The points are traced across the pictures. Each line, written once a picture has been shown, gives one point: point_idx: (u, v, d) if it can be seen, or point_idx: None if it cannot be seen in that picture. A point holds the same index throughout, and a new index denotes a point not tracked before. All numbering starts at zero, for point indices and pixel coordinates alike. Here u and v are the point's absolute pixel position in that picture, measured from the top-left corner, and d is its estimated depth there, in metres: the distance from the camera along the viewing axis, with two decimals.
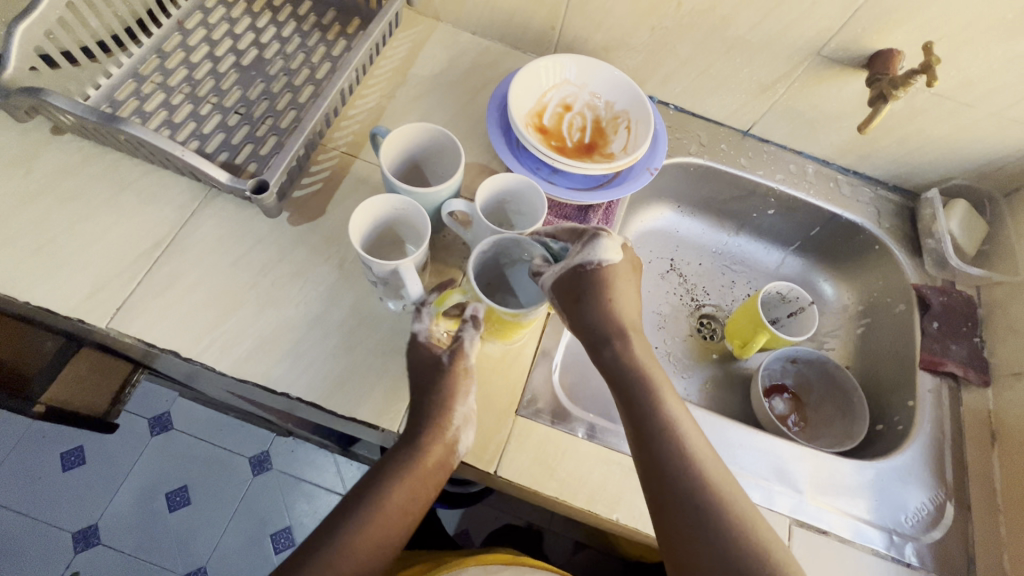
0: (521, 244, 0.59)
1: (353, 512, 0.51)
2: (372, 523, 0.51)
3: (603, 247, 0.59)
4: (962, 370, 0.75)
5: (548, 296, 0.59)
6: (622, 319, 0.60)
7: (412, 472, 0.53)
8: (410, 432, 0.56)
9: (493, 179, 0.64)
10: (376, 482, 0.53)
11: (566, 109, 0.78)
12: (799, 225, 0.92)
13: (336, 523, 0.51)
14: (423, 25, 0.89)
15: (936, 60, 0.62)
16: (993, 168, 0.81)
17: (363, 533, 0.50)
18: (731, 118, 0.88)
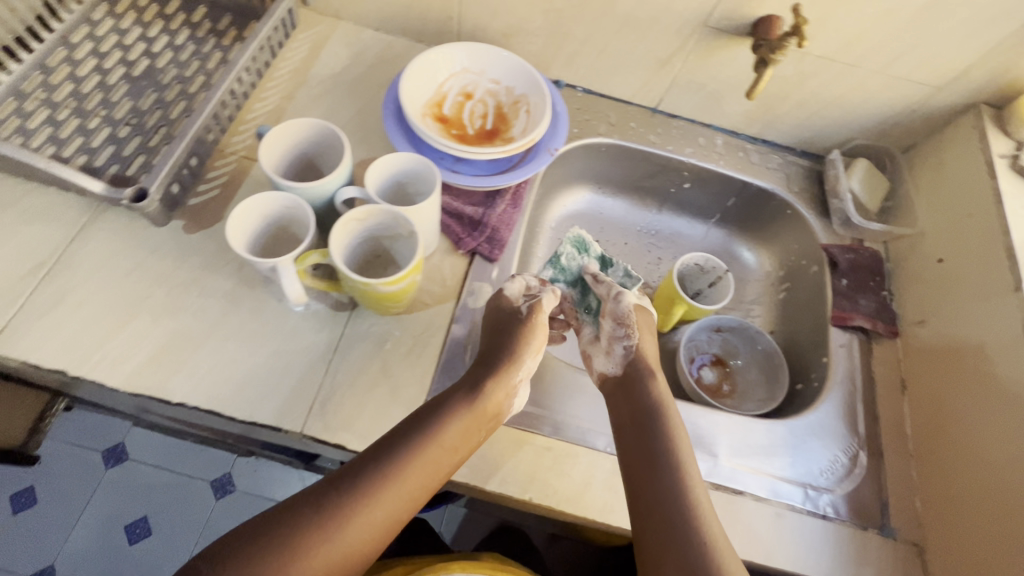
0: (398, 219, 0.59)
1: (404, 438, 0.53)
2: (423, 451, 0.53)
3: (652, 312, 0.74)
4: (870, 323, 0.77)
5: (623, 312, 0.67)
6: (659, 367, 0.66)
7: (470, 411, 0.56)
8: (469, 379, 0.60)
9: (383, 163, 0.63)
10: (433, 415, 0.55)
11: (467, 97, 0.78)
12: (715, 196, 0.93)
13: (384, 446, 0.53)
14: (324, 24, 0.89)
15: (805, 21, 0.65)
16: (888, 125, 0.83)
17: (416, 459, 0.52)
18: (638, 95, 0.89)
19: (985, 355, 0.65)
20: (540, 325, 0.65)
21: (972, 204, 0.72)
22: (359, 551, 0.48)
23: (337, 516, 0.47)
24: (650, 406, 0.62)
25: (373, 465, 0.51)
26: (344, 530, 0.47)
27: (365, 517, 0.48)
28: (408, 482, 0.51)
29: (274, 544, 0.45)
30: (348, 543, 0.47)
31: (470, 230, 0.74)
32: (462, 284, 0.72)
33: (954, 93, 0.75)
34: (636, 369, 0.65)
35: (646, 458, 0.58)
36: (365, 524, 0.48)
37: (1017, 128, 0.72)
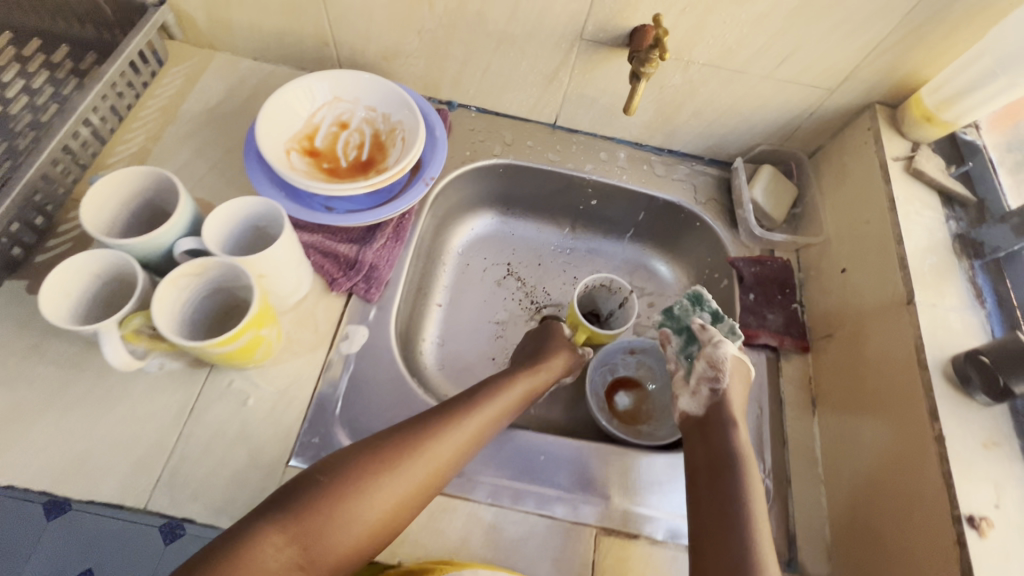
0: (241, 274, 0.55)
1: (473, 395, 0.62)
2: (486, 408, 0.61)
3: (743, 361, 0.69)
4: (778, 340, 0.73)
5: (715, 352, 0.65)
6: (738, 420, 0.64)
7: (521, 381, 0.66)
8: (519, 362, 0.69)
9: (227, 208, 0.59)
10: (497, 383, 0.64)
11: (342, 127, 0.74)
12: (625, 211, 0.89)
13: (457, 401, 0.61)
14: (198, 56, 0.84)
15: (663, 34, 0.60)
16: (790, 130, 0.80)
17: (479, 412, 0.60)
18: (533, 112, 0.85)
19: (899, 369, 0.59)
20: (559, 354, 0.72)
21: (869, 210, 0.69)
22: (432, 479, 0.55)
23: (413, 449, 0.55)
24: (726, 449, 0.60)
25: (445, 416, 0.58)
26: (422, 460, 0.55)
27: (438, 451, 0.56)
28: (473, 429, 0.58)
29: (361, 468, 0.53)
30: (423, 468, 0.55)
31: (346, 269, 0.70)
32: (338, 327, 0.68)
33: (847, 94, 0.72)
34: (722, 416, 0.63)
35: (719, 488, 0.57)
36: (436, 457, 0.55)
37: (910, 129, 0.69)
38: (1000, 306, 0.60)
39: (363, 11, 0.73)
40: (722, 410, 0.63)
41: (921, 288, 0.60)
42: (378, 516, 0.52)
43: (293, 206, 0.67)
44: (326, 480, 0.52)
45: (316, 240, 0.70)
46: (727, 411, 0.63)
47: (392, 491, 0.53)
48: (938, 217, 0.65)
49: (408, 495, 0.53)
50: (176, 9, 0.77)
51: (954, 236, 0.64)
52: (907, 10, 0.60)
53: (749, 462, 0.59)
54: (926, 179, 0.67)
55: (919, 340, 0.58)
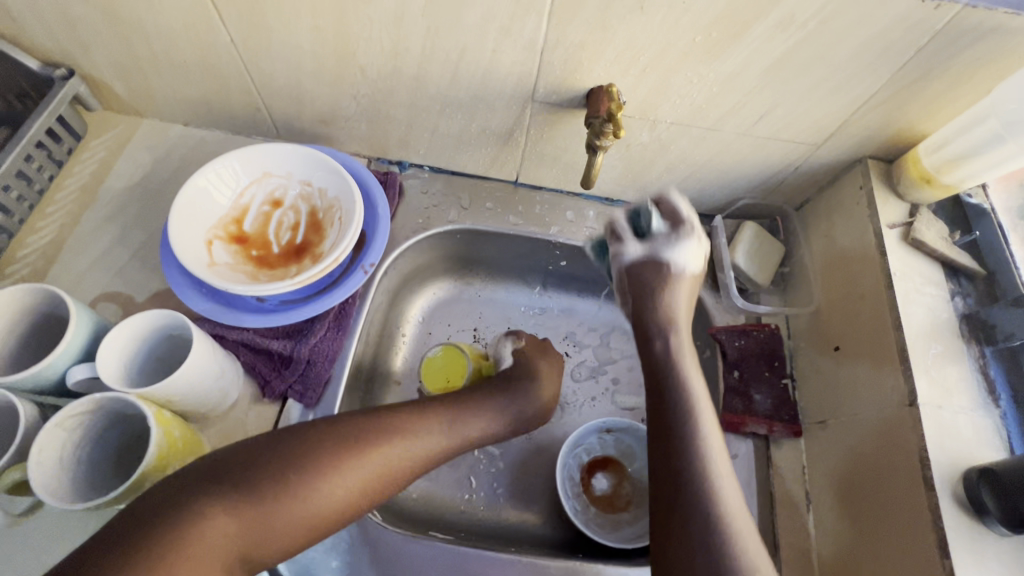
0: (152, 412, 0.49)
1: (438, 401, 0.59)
2: (468, 417, 0.60)
3: (685, 254, 0.62)
4: (767, 427, 0.65)
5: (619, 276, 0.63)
6: (669, 317, 0.59)
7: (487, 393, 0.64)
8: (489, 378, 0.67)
9: (126, 325, 0.52)
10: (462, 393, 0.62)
11: (275, 205, 0.67)
12: (599, 271, 0.81)
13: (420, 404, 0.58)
14: (122, 124, 0.77)
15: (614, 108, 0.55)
16: (774, 184, 0.72)
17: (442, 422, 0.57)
18: (492, 170, 0.77)
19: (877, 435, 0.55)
20: (535, 374, 0.68)
21: (863, 282, 0.61)
22: (387, 480, 0.52)
23: (371, 449, 0.51)
24: (660, 360, 0.56)
25: (423, 418, 0.56)
26: (381, 461, 0.51)
27: (397, 454, 0.53)
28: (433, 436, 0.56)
29: (313, 459, 0.49)
30: (380, 467, 0.51)
31: (281, 368, 0.63)
32: None
33: (836, 149, 0.64)
34: (651, 323, 0.59)
35: (659, 407, 0.52)
36: (393, 460, 0.52)
37: (907, 190, 0.62)
38: (1014, 404, 0.53)
39: (291, 78, 0.65)
40: (651, 300, 0.60)
41: (924, 385, 0.53)
42: (327, 508, 0.48)
43: (216, 305, 0.61)
44: (304, 450, 0.49)
45: (246, 337, 0.62)
46: (659, 274, 0.61)
47: (344, 484, 0.49)
48: (942, 294, 0.58)
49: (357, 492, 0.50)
50: (88, 78, 0.70)
51: (960, 316, 0.57)
52: (899, 66, 0.52)
53: (685, 358, 0.56)
54: (926, 249, 0.59)
55: (922, 452, 0.50)
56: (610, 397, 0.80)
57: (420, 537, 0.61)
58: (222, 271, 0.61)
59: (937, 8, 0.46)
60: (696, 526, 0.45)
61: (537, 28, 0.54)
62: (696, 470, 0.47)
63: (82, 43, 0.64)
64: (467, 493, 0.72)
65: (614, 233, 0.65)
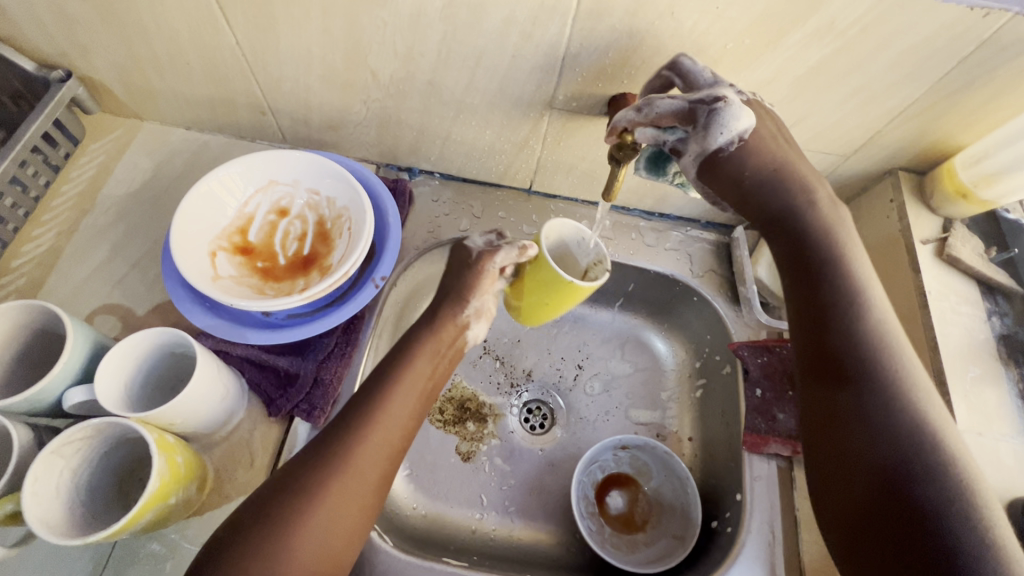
0: (155, 440, 0.47)
1: (375, 392, 0.51)
2: (432, 344, 0.55)
3: (733, 118, 0.48)
4: (790, 449, 0.63)
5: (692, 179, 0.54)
6: (807, 178, 0.51)
7: (430, 346, 0.55)
8: (432, 313, 0.57)
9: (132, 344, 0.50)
10: (396, 365, 0.53)
11: (281, 215, 0.64)
12: (614, 282, 0.78)
13: (359, 404, 0.50)
14: (121, 127, 0.74)
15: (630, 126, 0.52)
16: None
17: (390, 408, 0.50)
18: (505, 178, 0.75)
19: None
20: (490, 275, 0.57)
21: (895, 300, 0.59)
22: (364, 494, 0.47)
23: (324, 481, 0.45)
24: (814, 245, 0.50)
25: (395, 366, 0.53)
26: (347, 484, 0.46)
27: (359, 470, 0.47)
28: (390, 425, 0.50)
29: (302, 475, 0.45)
30: (352, 492, 0.46)
31: (286, 386, 0.60)
32: (277, 458, 0.58)
33: (866, 160, 0.62)
34: (777, 205, 0.51)
35: (839, 370, 0.47)
36: (361, 473, 0.47)
37: (940, 204, 0.60)
38: None
39: (298, 82, 0.63)
40: (756, 155, 0.50)
41: (963, 411, 0.50)
42: (317, 558, 0.43)
43: (220, 321, 0.58)
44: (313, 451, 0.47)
45: (252, 354, 0.60)
46: (761, 138, 0.50)
47: (324, 526, 0.44)
48: (978, 313, 0.56)
49: (343, 528, 0.45)
50: (86, 81, 0.67)
51: (998, 337, 0.55)
52: (938, 77, 0.50)
53: (840, 237, 0.50)
54: (962, 266, 0.57)
55: None
56: (625, 413, 0.77)
57: (431, 562, 0.59)
58: (227, 284, 0.58)
59: (986, 16, 0.44)
60: (929, 494, 0.41)
61: (561, 32, 0.51)
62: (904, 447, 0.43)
63: (81, 45, 0.61)
64: (478, 512, 0.69)
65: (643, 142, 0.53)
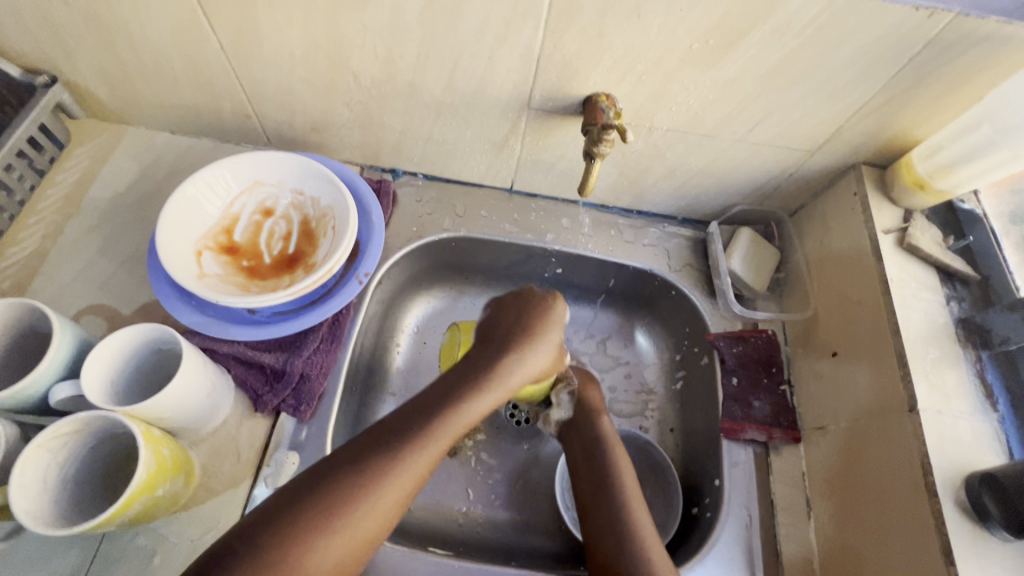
0: (143, 433, 0.48)
1: (409, 430, 0.50)
2: (487, 395, 0.55)
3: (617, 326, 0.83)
4: (765, 434, 0.65)
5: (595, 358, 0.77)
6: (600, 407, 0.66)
7: (488, 386, 0.55)
8: (484, 352, 0.58)
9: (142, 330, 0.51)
10: (445, 401, 0.52)
11: (265, 215, 0.65)
12: (595, 278, 0.80)
13: (389, 441, 0.49)
14: (107, 132, 0.75)
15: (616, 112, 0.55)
16: (769, 190, 0.72)
17: (419, 451, 0.49)
18: (486, 178, 0.77)
19: (876, 442, 0.55)
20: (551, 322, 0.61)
21: (860, 288, 0.62)
22: (368, 535, 0.46)
23: (333, 519, 0.45)
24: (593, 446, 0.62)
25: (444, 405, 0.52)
26: (353, 526, 0.45)
27: (369, 512, 0.46)
28: (411, 475, 0.48)
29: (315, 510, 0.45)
30: (354, 535, 0.45)
31: (273, 382, 0.61)
32: (264, 453, 0.59)
33: (830, 155, 0.65)
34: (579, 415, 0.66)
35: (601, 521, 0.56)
36: (369, 518, 0.46)
37: (900, 195, 0.63)
38: (1012, 408, 0.53)
39: (282, 85, 0.64)
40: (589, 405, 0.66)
41: (924, 391, 0.53)
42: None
43: (206, 318, 0.59)
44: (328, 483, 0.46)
45: (237, 350, 0.60)
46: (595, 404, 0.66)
47: (325, 559, 0.44)
48: (937, 298, 0.58)
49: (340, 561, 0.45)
50: (71, 86, 0.68)
51: (957, 321, 0.57)
52: (891, 74, 0.53)
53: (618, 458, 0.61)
54: (922, 254, 0.60)
55: (924, 456, 0.50)
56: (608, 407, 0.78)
57: (418, 552, 0.59)
58: (212, 282, 0.60)
59: (931, 16, 0.47)
60: None
61: (534, 34, 0.53)
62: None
63: (66, 50, 0.62)
64: (465, 505, 0.71)
65: (603, 126, 0.56)
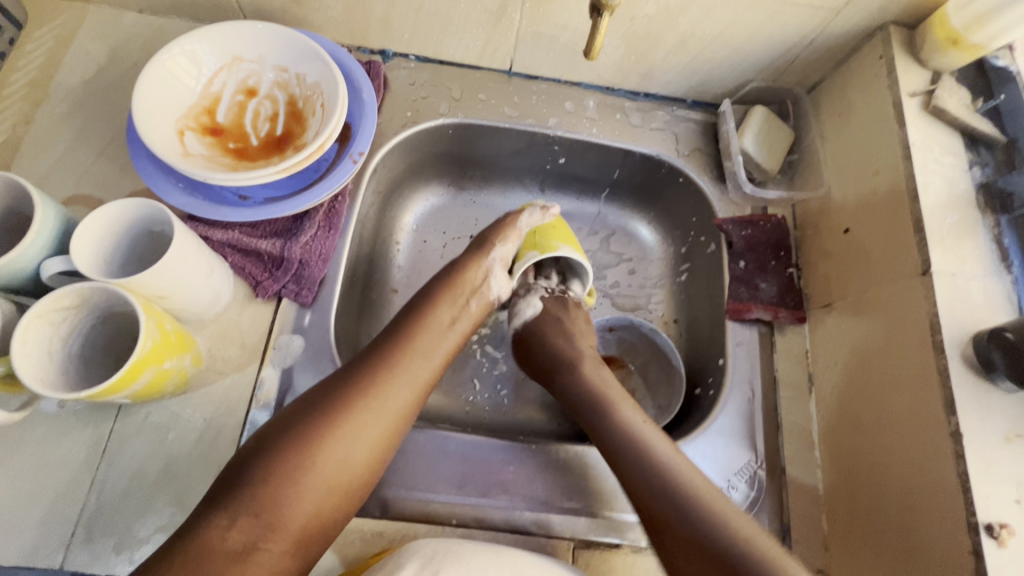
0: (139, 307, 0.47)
1: (386, 349, 0.54)
2: (444, 313, 0.58)
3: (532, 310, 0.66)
4: (771, 313, 0.64)
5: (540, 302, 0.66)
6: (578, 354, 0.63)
7: (449, 300, 0.59)
8: (453, 265, 0.62)
9: (80, 240, 0.47)
10: (417, 323, 0.56)
11: (249, 94, 0.61)
12: (599, 169, 0.77)
13: (387, 345, 0.54)
14: (67, 12, 0.68)
15: None
16: (787, 62, 0.68)
17: (402, 377, 0.52)
18: (484, 57, 0.72)
19: (884, 312, 0.55)
20: (514, 231, 0.64)
21: (879, 159, 0.59)
22: (367, 448, 0.49)
23: (327, 431, 0.48)
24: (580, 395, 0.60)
25: (410, 329, 0.56)
26: (368, 416, 0.49)
27: (382, 406, 0.50)
28: (395, 399, 0.51)
29: (302, 431, 0.47)
30: (342, 458, 0.48)
31: (272, 269, 0.60)
32: (268, 339, 0.59)
33: (858, 14, 0.59)
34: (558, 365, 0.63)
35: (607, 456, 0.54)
36: (370, 429, 0.49)
37: (930, 55, 0.58)
38: None
39: None
40: (556, 349, 0.63)
41: (939, 255, 0.51)
42: (322, 493, 0.46)
43: (196, 202, 0.57)
44: (314, 408, 0.49)
45: (232, 238, 0.58)
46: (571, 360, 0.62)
47: (322, 474, 0.47)
48: (960, 163, 0.56)
49: (341, 479, 0.47)
50: None
51: (977, 186, 0.55)
52: None
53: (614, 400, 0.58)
54: (947, 118, 0.57)
55: (934, 317, 0.50)
56: (613, 301, 0.77)
57: (428, 430, 0.60)
58: (198, 162, 0.56)
59: None
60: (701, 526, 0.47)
61: None
62: (672, 493, 0.49)
63: None
64: (471, 395, 0.72)
65: None
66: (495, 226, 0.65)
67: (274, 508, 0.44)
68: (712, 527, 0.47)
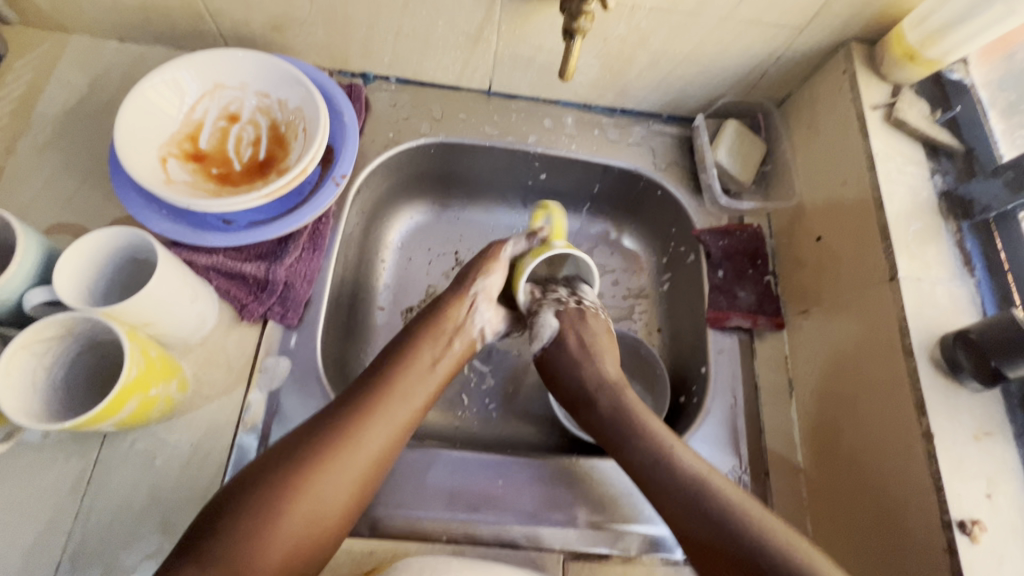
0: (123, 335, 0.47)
1: (367, 394, 0.54)
2: (426, 352, 0.58)
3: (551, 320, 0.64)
4: (750, 320, 0.66)
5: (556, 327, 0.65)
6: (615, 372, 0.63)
7: (431, 340, 0.59)
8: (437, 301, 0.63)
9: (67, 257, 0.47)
10: (401, 363, 0.56)
11: (231, 120, 0.62)
12: (579, 183, 0.79)
13: (369, 389, 0.54)
14: (47, 41, 0.69)
15: None
16: (757, 77, 0.70)
17: (382, 421, 0.53)
18: (464, 78, 0.73)
19: (857, 317, 0.57)
20: (497, 262, 0.64)
21: (846, 170, 0.61)
22: (343, 491, 0.49)
23: (303, 477, 0.48)
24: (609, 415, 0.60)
25: (392, 371, 0.56)
26: (345, 461, 0.50)
27: (359, 451, 0.51)
28: (374, 443, 0.51)
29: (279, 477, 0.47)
30: (317, 502, 0.48)
31: (257, 291, 0.60)
32: (254, 361, 0.59)
33: (820, 31, 0.62)
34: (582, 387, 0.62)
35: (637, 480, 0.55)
36: (347, 472, 0.50)
37: (890, 69, 0.61)
38: (989, 272, 0.55)
39: None
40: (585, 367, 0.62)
41: (905, 261, 0.53)
42: (295, 539, 0.46)
43: (180, 227, 0.58)
44: (292, 454, 0.49)
45: (216, 261, 0.59)
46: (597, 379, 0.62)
47: (297, 520, 0.47)
48: (922, 172, 0.58)
49: (315, 524, 0.47)
50: None
51: (939, 194, 0.58)
52: None
53: (643, 414, 0.58)
54: (908, 129, 0.59)
55: (904, 322, 0.51)
56: None
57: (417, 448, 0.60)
58: (181, 189, 0.57)
59: None
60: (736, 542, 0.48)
61: None
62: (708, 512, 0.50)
63: None
64: (459, 410, 0.72)
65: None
66: (478, 258, 0.65)
67: (247, 558, 0.44)
68: (746, 546, 0.48)
